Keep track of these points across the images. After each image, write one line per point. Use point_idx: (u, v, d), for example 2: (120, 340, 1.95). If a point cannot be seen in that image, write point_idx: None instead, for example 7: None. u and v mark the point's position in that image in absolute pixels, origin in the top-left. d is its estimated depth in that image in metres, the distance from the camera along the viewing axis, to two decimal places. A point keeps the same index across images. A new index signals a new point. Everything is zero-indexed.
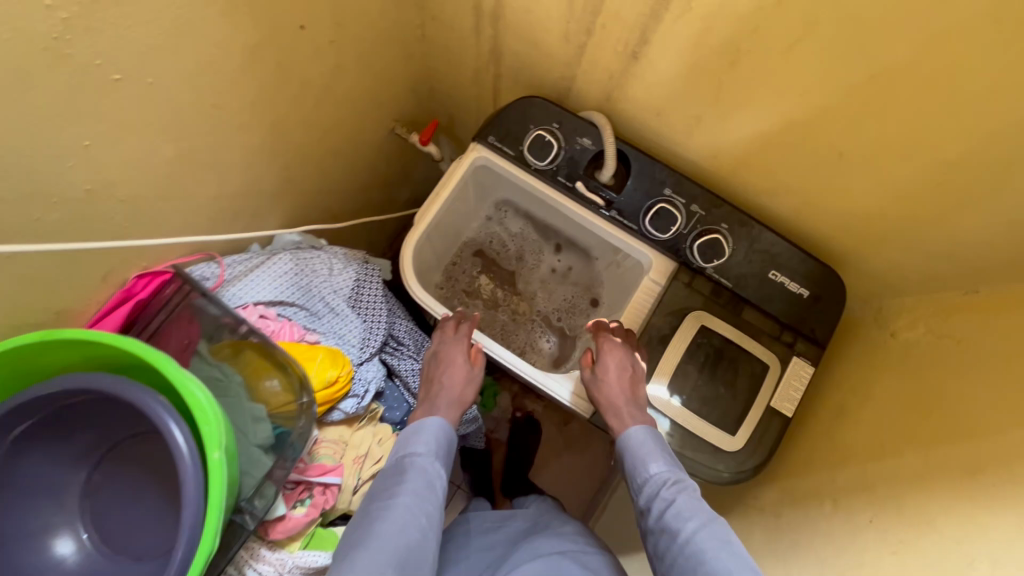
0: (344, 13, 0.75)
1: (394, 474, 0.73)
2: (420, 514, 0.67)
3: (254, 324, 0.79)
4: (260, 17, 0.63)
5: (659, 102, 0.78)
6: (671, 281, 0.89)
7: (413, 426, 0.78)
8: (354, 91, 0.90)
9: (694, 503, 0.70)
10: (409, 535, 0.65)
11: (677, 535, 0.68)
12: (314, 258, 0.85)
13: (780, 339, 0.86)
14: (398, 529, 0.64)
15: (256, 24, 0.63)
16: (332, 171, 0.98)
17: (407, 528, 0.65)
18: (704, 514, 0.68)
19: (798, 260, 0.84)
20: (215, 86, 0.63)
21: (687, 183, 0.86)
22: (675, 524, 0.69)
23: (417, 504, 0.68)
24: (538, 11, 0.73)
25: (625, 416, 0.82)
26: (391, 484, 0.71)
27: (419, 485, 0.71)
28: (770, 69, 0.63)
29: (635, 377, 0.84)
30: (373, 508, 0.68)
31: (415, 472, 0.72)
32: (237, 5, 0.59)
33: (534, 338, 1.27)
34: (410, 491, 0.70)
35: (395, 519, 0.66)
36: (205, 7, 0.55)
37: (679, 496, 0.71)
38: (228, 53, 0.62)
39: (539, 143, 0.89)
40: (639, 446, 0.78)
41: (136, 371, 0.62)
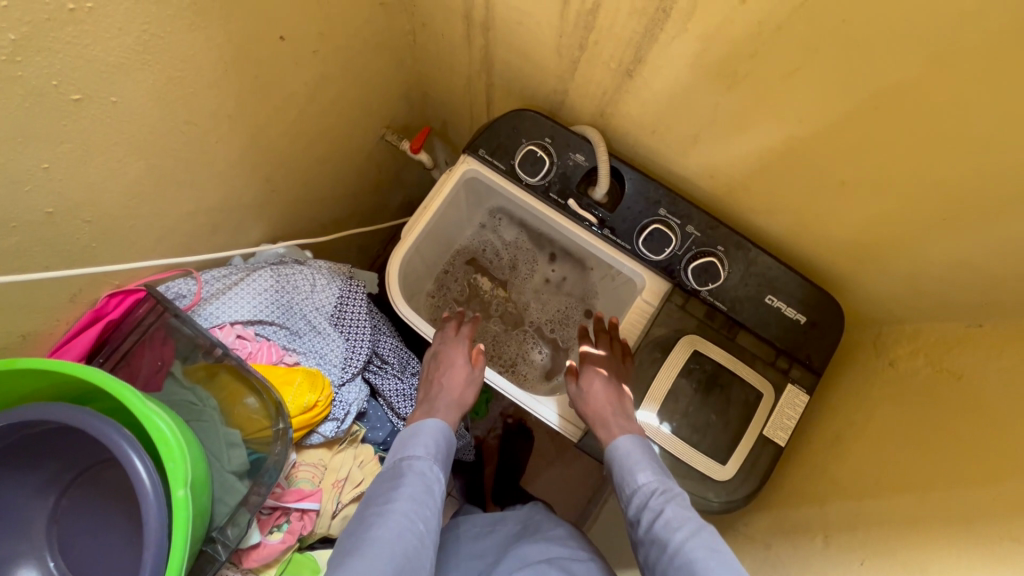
0: (327, 21, 0.72)
1: (391, 478, 0.72)
2: (417, 519, 0.66)
3: (230, 344, 0.77)
4: (234, 31, 0.60)
5: (654, 120, 0.75)
6: (665, 302, 0.86)
7: (409, 432, 0.78)
8: (341, 99, 0.87)
9: (683, 512, 0.68)
10: (406, 541, 0.64)
11: (667, 546, 0.66)
12: (295, 273, 0.82)
13: (774, 365, 0.84)
14: (394, 536, 0.63)
15: (229, 39, 0.60)
16: (319, 181, 0.96)
17: (404, 534, 0.64)
18: (693, 522, 0.66)
19: (796, 285, 0.81)
20: (187, 102, 0.60)
21: (683, 203, 0.83)
22: (664, 535, 0.67)
23: (416, 509, 0.67)
24: (529, 24, 0.70)
25: (614, 427, 0.80)
26: (388, 489, 0.70)
27: (417, 490, 0.70)
28: (769, 93, 0.60)
29: (621, 393, 0.84)
30: (369, 514, 0.67)
31: (413, 476, 0.72)
32: (208, 20, 0.56)
33: (526, 349, 1.24)
34: (408, 495, 0.69)
35: (391, 525, 0.65)
36: (170, 22, 0.52)
37: (667, 506, 0.70)
38: (201, 69, 0.59)
39: (531, 158, 0.86)
40: (624, 457, 0.77)
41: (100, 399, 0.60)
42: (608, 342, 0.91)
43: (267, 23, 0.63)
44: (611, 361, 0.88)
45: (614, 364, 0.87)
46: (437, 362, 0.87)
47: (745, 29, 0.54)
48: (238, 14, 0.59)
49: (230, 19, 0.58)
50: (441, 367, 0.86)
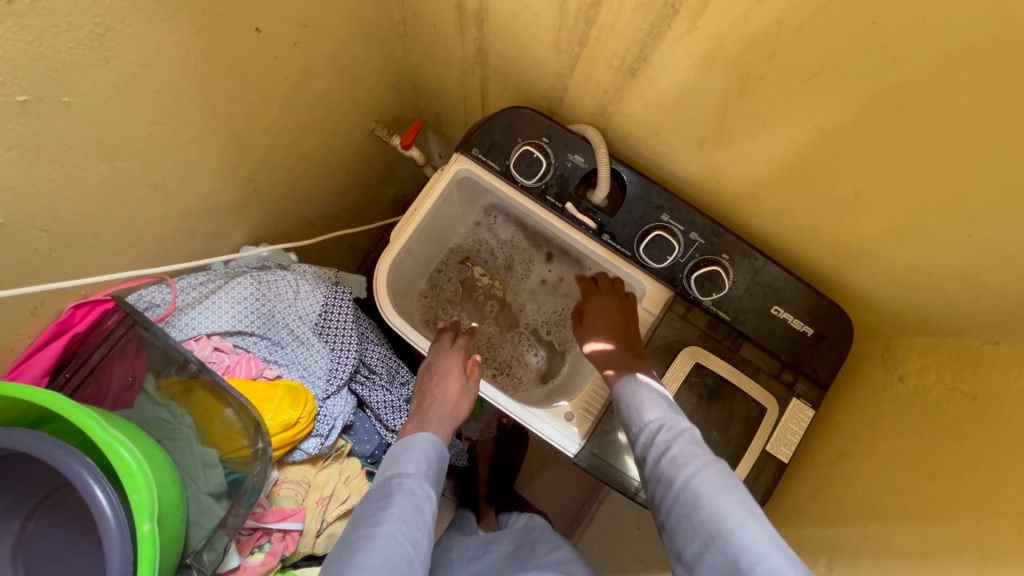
0: (309, 12, 0.67)
1: (379, 498, 0.68)
2: (407, 541, 0.62)
3: (207, 357, 0.73)
4: (198, 24, 0.54)
5: (656, 122, 0.70)
6: (666, 312, 0.83)
7: (401, 449, 0.74)
8: (326, 94, 0.82)
9: (691, 448, 0.66)
10: (395, 566, 0.59)
11: (673, 483, 0.64)
12: (277, 279, 0.78)
13: (779, 378, 0.81)
14: (382, 561, 0.59)
15: (193, 33, 0.54)
16: (303, 179, 0.91)
17: (392, 558, 0.60)
18: (701, 459, 0.64)
19: (803, 296, 0.77)
20: (151, 101, 0.56)
21: (686, 208, 0.78)
22: (670, 471, 0.65)
23: (407, 535, 0.63)
24: (525, 17, 0.65)
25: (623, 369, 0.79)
26: (375, 512, 0.65)
27: (407, 510, 0.66)
28: (783, 97, 0.55)
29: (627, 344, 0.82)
30: (356, 539, 0.62)
31: (403, 496, 0.67)
32: (166, 11, 0.50)
33: (521, 351, 1.21)
34: (396, 515, 0.65)
35: (379, 550, 0.60)
36: (128, 16, 0.47)
37: (674, 443, 0.67)
38: (163, 65, 0.54)
39: (527, 159, 0.81)
40: (634, 396, 0.74)
41: (59, 425, 0.56)
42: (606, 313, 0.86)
43: (237, 16, 0.58)
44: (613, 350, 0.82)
45: (617, 325, 0.84)
46: (429, 374, 0.84)
47: (760, 31, 0.50)
48: (207, 6, 0.54)
49: (193, 11, 0.53)
50: (435, 379, 0.83)
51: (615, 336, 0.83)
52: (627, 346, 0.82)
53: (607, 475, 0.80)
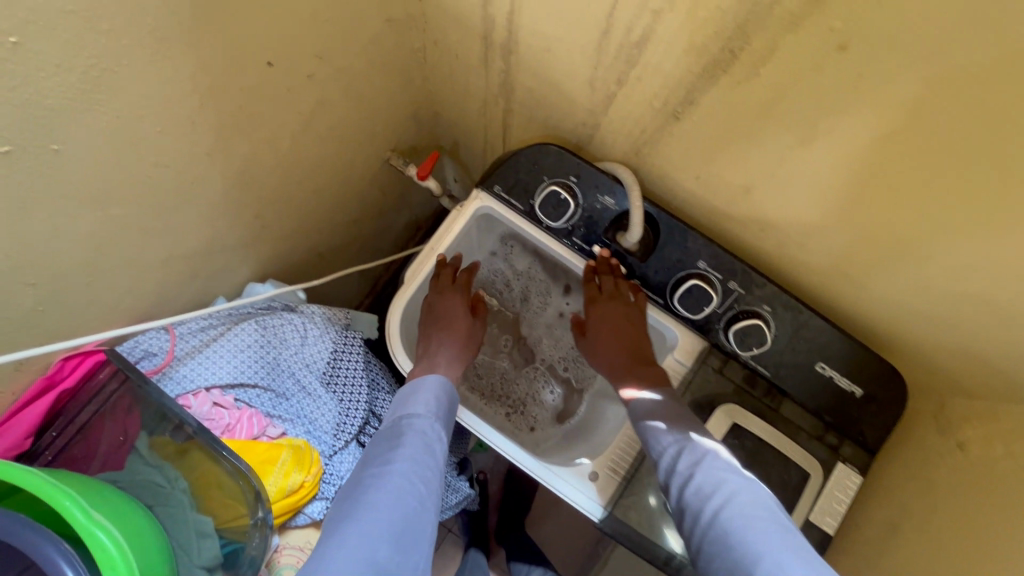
0: (319, 42, 0.62)
1: (389, 438, 0.67)
2: (418, 482, 0.61)
3: (205, 414, 0.68)
4: (198, 59, 0.50)
5: (695, 166, 0.64)
6: (699, 364, 0.76)
7: (409, 391, 0.73)
8: (337, 125, 0.77)
9: (716, 475, 0.60)
10: (406, 505, 0.58)
11: (699, 517, 0.59)
12: (284, 324, 0.72)
13: (821, 440, 0.74)
14: (394, 500, 0.58)
15: (190, 69, 0.50)
16: (309, 211, 0.86)
17: (403, 497, 0.59)
18: (728, 488, 0.59)
19: (851, 354, 0.71)
20: (148, 143, 0.51)
21: (725, 255, 0.71)
22: (695, 504, 0.60)
23: (419, 473, 0.62)
24: (557, 52, 0.60)
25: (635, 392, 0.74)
26: (384, 451, 0.64)
27: (417, 449, 0.65)
28: (845, 149, 0.50)
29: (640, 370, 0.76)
30: (367, 476, 0.61)
31: (413, 435, 0.67)
32: (160, 47, 0.46)
33: (536, 388, 1.14)
34: (407, 456, 0.64)
35: (391, 487, 0.60)
36: (113, 58, 0.43)
37: (697, 471, 0.62)
38: (160, 105, 0.49)
39: (552, 200, 0.75)
40: (647, 419, 0.70)
41: (19, 500, 0.50)
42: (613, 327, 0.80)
43: (239, 49, 0.53)
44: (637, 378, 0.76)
45: (625, 335, 0.80)
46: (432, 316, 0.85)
47: (830, 81, 0.44)
48: (204, 43, 0.49)
49: (189, 47, 0.48)
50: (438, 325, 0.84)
51: (626, 358, 0.79)
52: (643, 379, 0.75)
53: (630, 540, 0.74)
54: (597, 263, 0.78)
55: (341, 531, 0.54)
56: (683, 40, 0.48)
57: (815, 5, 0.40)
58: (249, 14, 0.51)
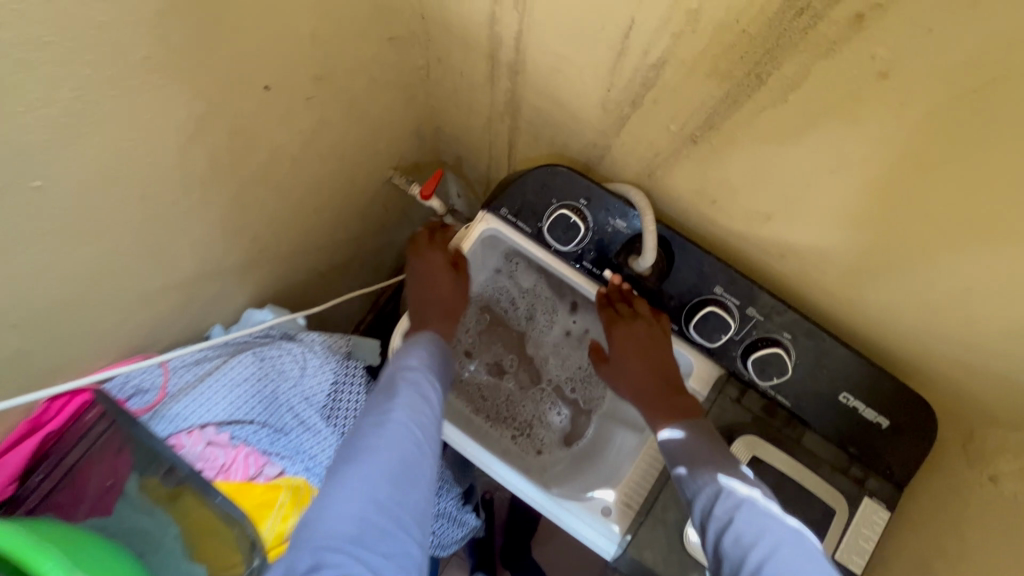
0: (315, 64, 0.59)
1: (385, 388, 0.67)
2: (416, 431, 0.63)
3: (199, 454, 0.64)
4: (188, 88, 0.47)
5: (712, 190, 0.61)
6: (716, 394, 0.73)
7: (406, 343, 0.73)
8: (336, 145, 0.74)
9: (758, 524, 0.57)
10: (403, 452, 0.61)
11: (741, 569, 0.56)
12: (283, 355, 0.69)
13: (846, 473, 0.70)
14: (390, 448, 0.60)
15: (182, 96, 0.47)
16: (309, 232, 0.83)
17: (400, 444, 0.61)
18: (771, 539, 0.56)
19: (877, 384, 0.67)
20: (139, 175, 0.49)
21: (743, 280, 0.68)
22: (735, 554, 0.57)
23: (416, 420, 0.64)
24: (568, 72, 0.58)
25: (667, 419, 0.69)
26: (382, 400, 0.66)
27: (412, 399, 0.65)
28: (876, 176, 0.46)
29: (669, 398, 0.70)
30: (366, 423, 0.63)
31: (407, 386, 0.66)
32: (150, 77, 0.43)
33: (543, 410, 1.09)
34: (403, 406, 0.64)
35: (387, 437, 0.61)
36: (97, 90, 0.40)
37: (737, 517, 0.58)
38: (151, 136, 0.47)
39: (561, 224, 0.72)
40: (676, 453, 0.65)
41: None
42: (636, 352, 0.73)
43: (231, 75, 0.50)
44: (666, 408, 0.70)
45: (652, 360, 0.73)
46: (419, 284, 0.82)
47: (863, 110, 0.42)
48: (193, 70, 0.46)
49: (179, 75, 0.45)
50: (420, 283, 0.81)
51: (656, 386, 0.72)
52: (672, 414, 0.69)
53: None
54: (608, 290, 0.75)
55: (342, 474, 0.58)
56: (704, 64, 0.45)
57: (853, 32, 0.37)
58: (243, 39, 0.48)
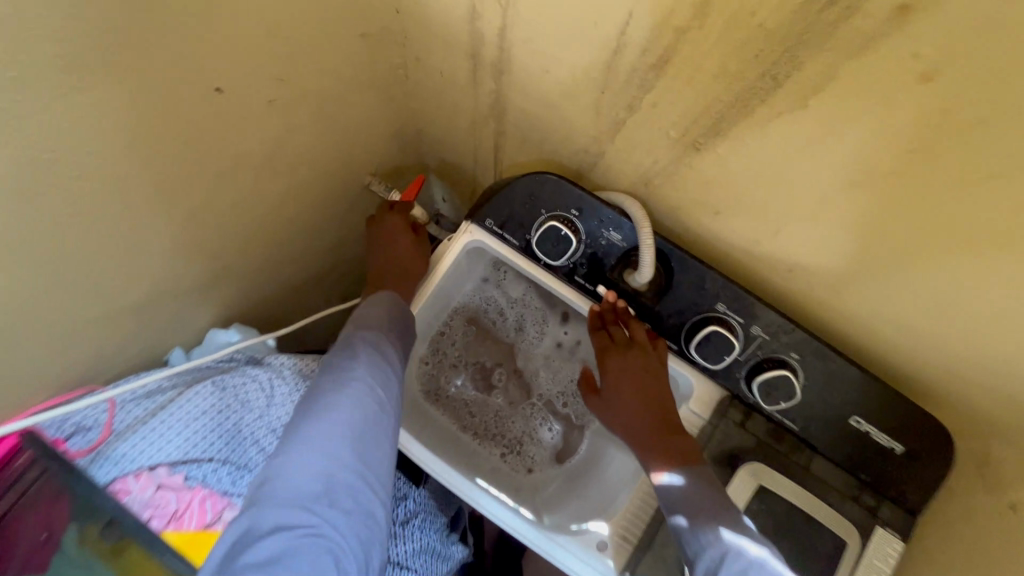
0: (273, 63, 0.53)
1: (340, 347, 0.62)
2: (379, 390, 0.59)
3: (148, 499, 0.58)
4: (102, 85, 0.41)
5: (716, 201, 0.55)
6: (719, 417, 0.69)
7: (364, 303, 0.68)
8: (306, 152, 0.68)
9: None
10: (366, 408, 0.57)
11: None
12: (246, 384, 0.64)
13: (857, 500, 0.66)
14: (353, 405, 0.56)
15: (94, 95, 0.41)
16: (279, 244, 0.77)
17: (363, 401, 0.57)
18: None
19: (892, 409, 0.62)
20: (47, 183, 0.42)
21: (748, 297, 0.63)
22: None
23: (377, 380, 0.60)
24: (556, 72, 0.52)
25: (664, 457, 0.62)
26: (342, 359, 0.60)
27: (372, 359, 0.61)
28: (903, 188, 0.41)
29: (665, 434, 0.64)
30: (325, 382, 0.58)
31: (366, 346, 0.62)
32: (46, 71, 0.37)
33: (533, 426, 0.97)
34: (364, 365, 0.60)
35: (348, 395, 0.57)
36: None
37: None
38: (58, 140, 0.40)
39: (550, 237, 0.67)
40: (683, 502, 0.58)
41: None
42: (629, 383, 0.67)
43: (160, 72, 0.44)
44: (662, 444, 0.64)
45: (649, 396, 0.67)
46: (376, 249, 0.79)
47: (892, 114, 0.36)
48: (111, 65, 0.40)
49: (91, 72, 0.39)
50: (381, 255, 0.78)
51: (652, 419, 0.66)
52: (669, 453, 0.63)
53: None
54: (601, 308, 0.70)
55: (300, 434, 0.53)
56: (712, 62, 0.40)
57: (890, 26, 0.32)
58: (172, 31, 0.42)
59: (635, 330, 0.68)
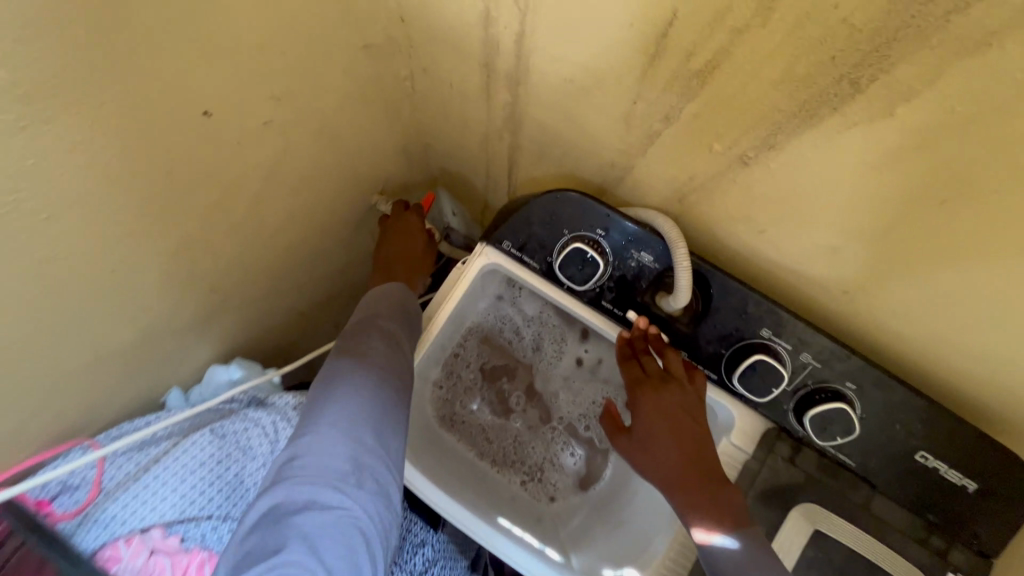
0: (265, 81, 0.48)
1: (349, 336, 0.59)
2: (397, 378, 0.57)
3: (141, 563, 0.56)
4: (71, 113, 0.36)
5: (762, 218, 0.49)
6: (766, 453, 0.62)
7: (369, 293, 0.64)
8: (307, 174, 0.63)
9: None
10: (385, 396, 0.54)
11: None
12: (244, 430, 0.63)
13: (924, 542, 0.58)
14: (371, 391, 0.54)
15: (59, 122, 0.36)
16: (283, 271, 0.72)
17: (381, 389, 0.55)
18: None
19: (964, 445, 0.55)
20: (14, 221, 0.38)
21: (796, 321, 0.56)
22: None
23: (394, 363, 0.58)
24: (580, 80, 0.47)
25: (710, 517, 0.54)
26: (354, 346, 0.57)
27: (386, 346, 0.58)
28: (997, 204, 0.35)
29: (710, 484, 0.57)
30: (337, 368, 0.55)
31: (379, 333, 0.59)
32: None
33: (554, 451, 0.87)
34: (378, 351, 0.57)
35: (364, 382, 0.54)
36: None
37: None
38: (22, 175, 0.36)
39: (575, 260, 0.62)
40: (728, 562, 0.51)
41: None
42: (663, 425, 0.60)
43: (137, 93, 0.39)
44: (708, 499, 0.56)
45: (688, 439, 0.59)
46: (386, 241, 0.75)
47: (1000, 119, 0.31)
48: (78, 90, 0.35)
49: (55, 99, 0.34)
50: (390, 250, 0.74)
51: (694, 468, 0.58)
52: (718, 510, 0.55)
53: None
54: (631, 334, 0.64)
55: (323, 415, 0.51)
56: (775, 67, 0.35)
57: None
58: (148, 48, 0.37)
59: (670, 359, 0.62)
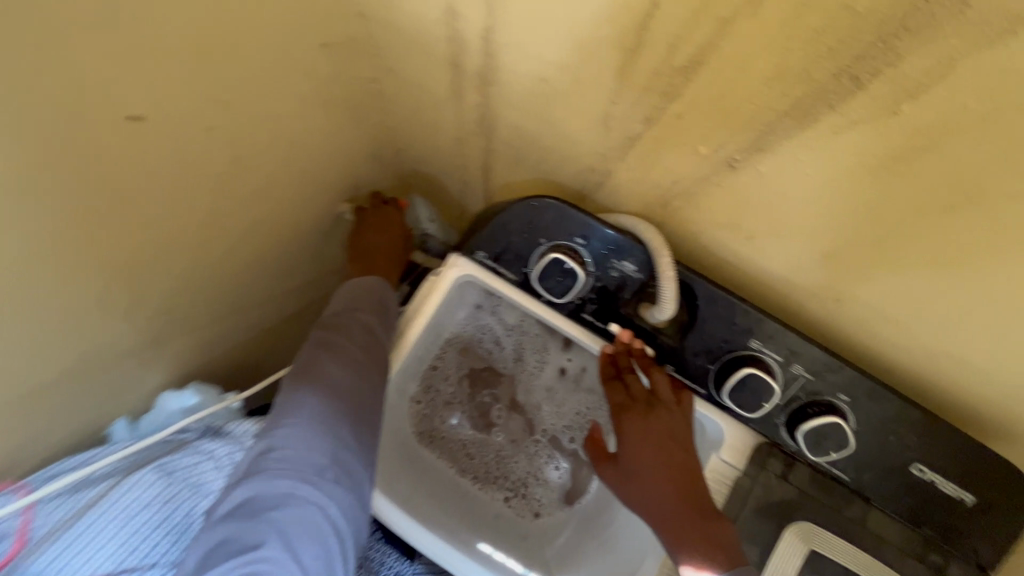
0: (207, 81, 0.43)
1: (326, 326, 0.56)
2: (376, 374, 0.55)
3: None
4: None
5: (750, 225, 0.46)
6: (758, 468, 0.59)
7: (348, 282, 0.61)
8: (265, 183, 0.58)
9: None
10: (363, 393, 0.53)
11: None
12: (194, 466, 0.58)
13: (922, 559, 0.56)
14: (349, 387, 0.52)
15: None
16: (244, 288, 0.67)
17: (359, 385, 0.53)
18: None
19: (961, 456, 0.52)
20: None
21: (786, 332, 0.53)
22: None
23: (373, 354, 0.56)
24: (553, 80, 0.44)
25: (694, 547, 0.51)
26: (331, 339, 0.55)
27: (365, 338, 0.56)
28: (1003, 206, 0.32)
29: (695, 513, 0.53)
30: (314, 359, 0.53)
31: (358, 325, 0.56)
32: None
33: (537, 466, 0.83)
34: (357, 342, 0.55)
35: (342, 377, 0.52)
36: None
37: None
38: None
39: (553, 271, 0.59)
40: None
41: None
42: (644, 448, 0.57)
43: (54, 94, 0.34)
44: (693, 529, 0.53)
45: (672, 464, 0.56)
46: (364, 233, 0.72)
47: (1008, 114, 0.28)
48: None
49: None
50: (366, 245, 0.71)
51: (678, 495, 0.55)
52: (704, 540, 0.52)
53: None
54: (614, 349, 0.61)
55: (302, 404, 0.50)
56: (763, 62, 0.32)
57: None
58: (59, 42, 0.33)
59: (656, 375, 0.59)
